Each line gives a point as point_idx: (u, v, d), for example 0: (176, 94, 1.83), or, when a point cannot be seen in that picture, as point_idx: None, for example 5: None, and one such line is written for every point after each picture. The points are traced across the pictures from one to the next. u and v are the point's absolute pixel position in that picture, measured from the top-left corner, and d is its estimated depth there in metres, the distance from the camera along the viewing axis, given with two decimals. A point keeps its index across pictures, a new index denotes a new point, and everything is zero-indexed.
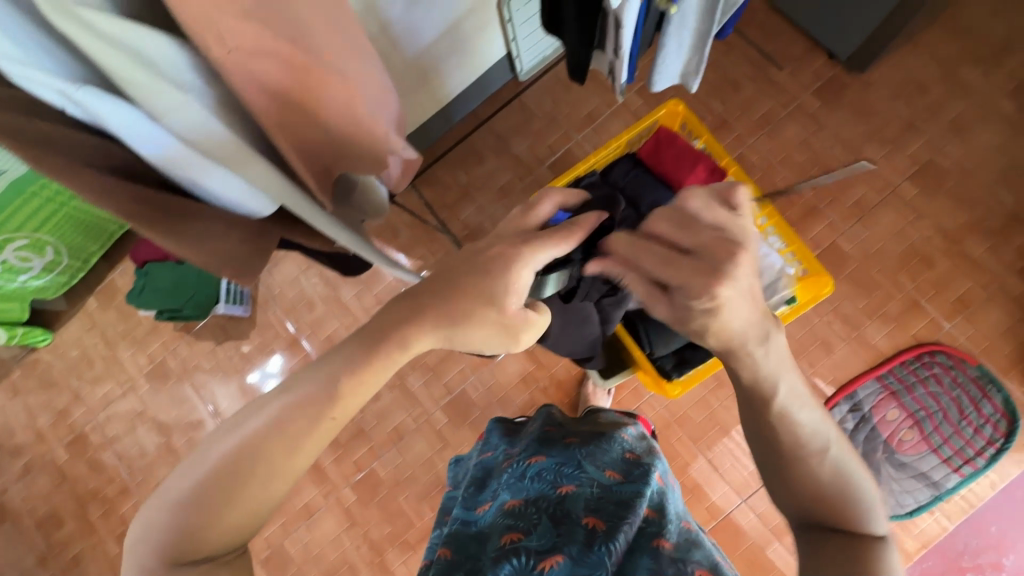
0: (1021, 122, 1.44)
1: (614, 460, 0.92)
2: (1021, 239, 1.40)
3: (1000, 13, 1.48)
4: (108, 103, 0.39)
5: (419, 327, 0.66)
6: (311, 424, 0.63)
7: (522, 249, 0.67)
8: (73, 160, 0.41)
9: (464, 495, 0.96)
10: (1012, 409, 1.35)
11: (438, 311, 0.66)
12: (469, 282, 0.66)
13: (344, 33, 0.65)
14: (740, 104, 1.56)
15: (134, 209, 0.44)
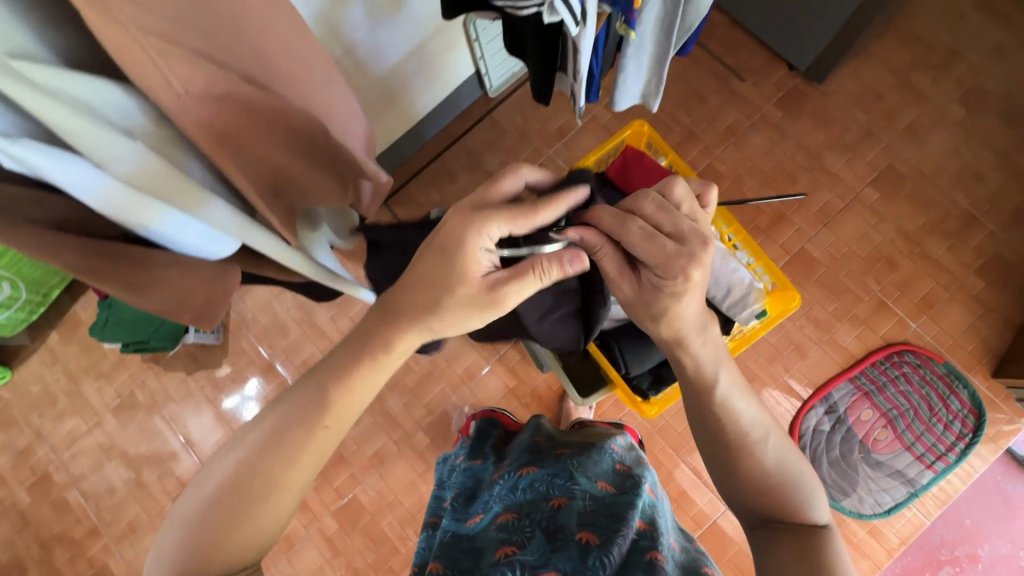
0: (971, 126, 1.50)
1: (606, 471, 0.90)
2: (977, 239, 1.45)
3: (946, 23, 1.55)
4: (54, 159, 0.37)
5: (406, 329, 0.68)
6: (308, 435, 0.65)
7: (476, 219, 0.65)
8: (13, 219, 0.38)
9: (453, 506, 0.96)
10: (978, 404, 1.39)
11: (417, 311, 0.67)
12: (440, 273, 0.65)
13: (301, 63, 0.63)
14: (706, 115, 1.60)
15: (86, 264, 0.42)
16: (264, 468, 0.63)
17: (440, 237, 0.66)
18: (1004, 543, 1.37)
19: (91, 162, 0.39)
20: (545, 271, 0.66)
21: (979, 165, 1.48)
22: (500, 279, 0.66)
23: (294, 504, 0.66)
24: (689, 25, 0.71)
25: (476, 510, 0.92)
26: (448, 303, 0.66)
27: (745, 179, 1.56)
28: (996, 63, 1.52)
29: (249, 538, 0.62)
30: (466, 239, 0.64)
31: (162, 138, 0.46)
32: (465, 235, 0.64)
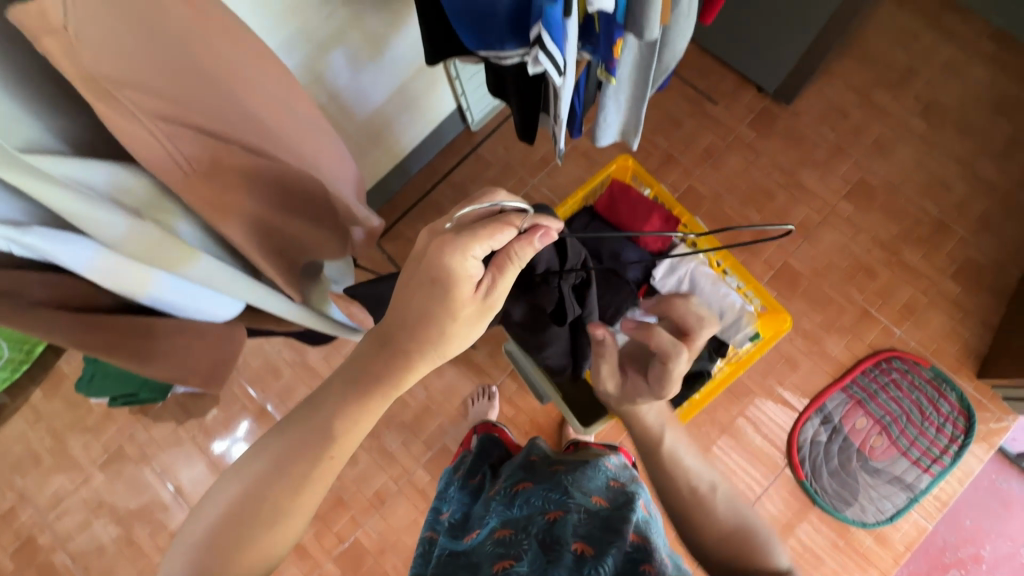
0: (934, 138, 1.57)
1: (600, 486, 0.86)
2: (950, 245, 1.51)
3: (901, 43, 1.63)
4: (68, 244, 0.38)
5: (394, 363, 0.65)
6: (310, 466, 0.61)
7: (461, 238, 0.62)
8: (29, 304, 0.39)
9: (450, 526, 0.95)
10: (966, 405, 1.42)
11: (404, 344, 0.65)
12: (425, 303, 0.63)
13: (294, 119, 0.65)
14: (682, 139, 1.65)
15: (92, 340, 0.44)
16: (260, 492, 0.60)
17: (419, 265, 0.64)
18: (1004, 543, 1.38)
19: (96, 242, 0.40)
20: (518, 254, 0.67)
21: (945, 174, 1.55)
22: (489, 283, 0.66)
23: (296, 532, 0.63)
24: (665, 66, 0.74)
25: (475, 524, 0.91)
26: (434, 327, 0.64)
27: (725, 198, 1.60)
28: (952, 78, 1.60)
29: (254, 563, 0.59)
30: (453, 264, 0.62)
31: (160, 207, 0.47)
32: (448, 260, 0.62)
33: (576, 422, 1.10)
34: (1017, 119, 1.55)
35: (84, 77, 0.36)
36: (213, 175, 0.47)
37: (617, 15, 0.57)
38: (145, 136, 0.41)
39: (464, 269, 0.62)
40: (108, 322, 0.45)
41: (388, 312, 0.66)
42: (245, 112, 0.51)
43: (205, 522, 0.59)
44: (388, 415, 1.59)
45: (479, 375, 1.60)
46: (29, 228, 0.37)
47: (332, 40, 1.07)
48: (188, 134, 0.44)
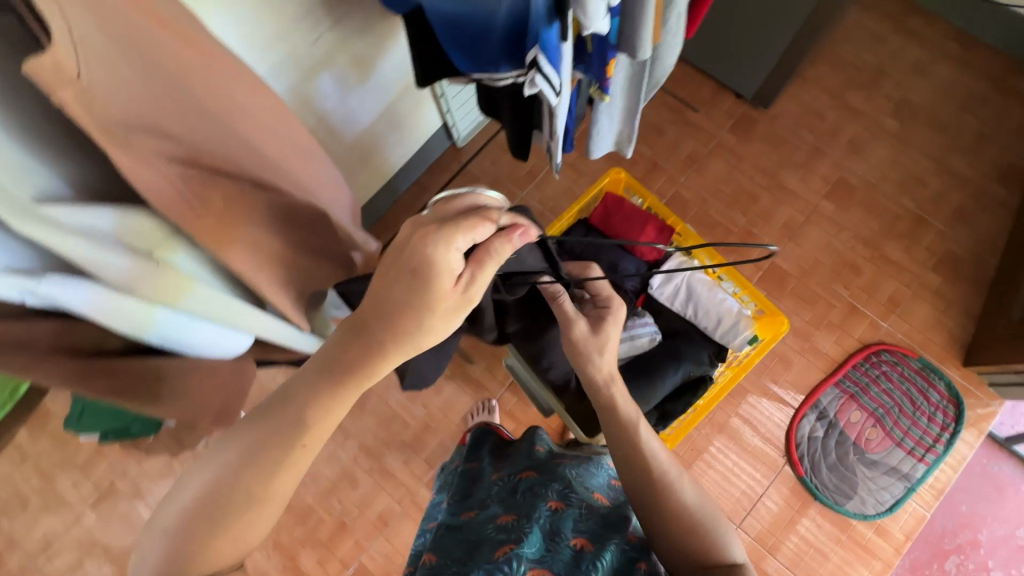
0: (906, 136, 1.63)
1: (600, 483, 0.86)
2: (928, 238, 1.56)
3: (870, 46, 1.69)
4: (85, 291, 0.37)
5: (366, 354, 0.56)
6: (280, 456, 0.56)
7: (439, 230, 0.55)
8: (45, 353, 0.39)
9: (450, 504, 0.96)
10: (955, 393, 1.46)
11: (378, 335, 0.56)
12: (402, 290, 0.55)
13: (292, 148, 0.65)
14: (666, 146, 1.68)
15: (107, 386, 0.44)
16: (228, 481, 0.55)
17: (403, 247, 0.56)
18: (999, 526, 1.42)
19: (104, 285, 0.39)
20: (499, 251, 0.59)
21: (919, 171, 1.60)
22: (470, 276, 0.58)
23: (274, 520, 0.59)
24: (655, 81, 0.76)
25: (474, 505, 0.91)
26: (410, 317, 0.56)
27: (710, 202, 1.63)
28: (919, 78, 1.66)
29: (230, 548, 0.56)
30: (435, 253, 0.54)
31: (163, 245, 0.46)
32: (430, 248, 0.54)
33: (580, 430, 1.11)
34: (983, 115, 1.61)
35: (101, 129, 0.36)
36: (219, 214, 0.49)
37: (611, 36, 0.59)
38: (157, 181, 0.42)
39: (447, 261, 0.55)
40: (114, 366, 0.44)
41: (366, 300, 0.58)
42: (247, 143, 0.51)
43: (178, 504, 0.56)
44: (388, 434, 1.58)
45: (478, 390, 1.60)
46: (41, 276, 0.36)
47: (320, 64, 1.07)
48: (192, 173, 0.46)
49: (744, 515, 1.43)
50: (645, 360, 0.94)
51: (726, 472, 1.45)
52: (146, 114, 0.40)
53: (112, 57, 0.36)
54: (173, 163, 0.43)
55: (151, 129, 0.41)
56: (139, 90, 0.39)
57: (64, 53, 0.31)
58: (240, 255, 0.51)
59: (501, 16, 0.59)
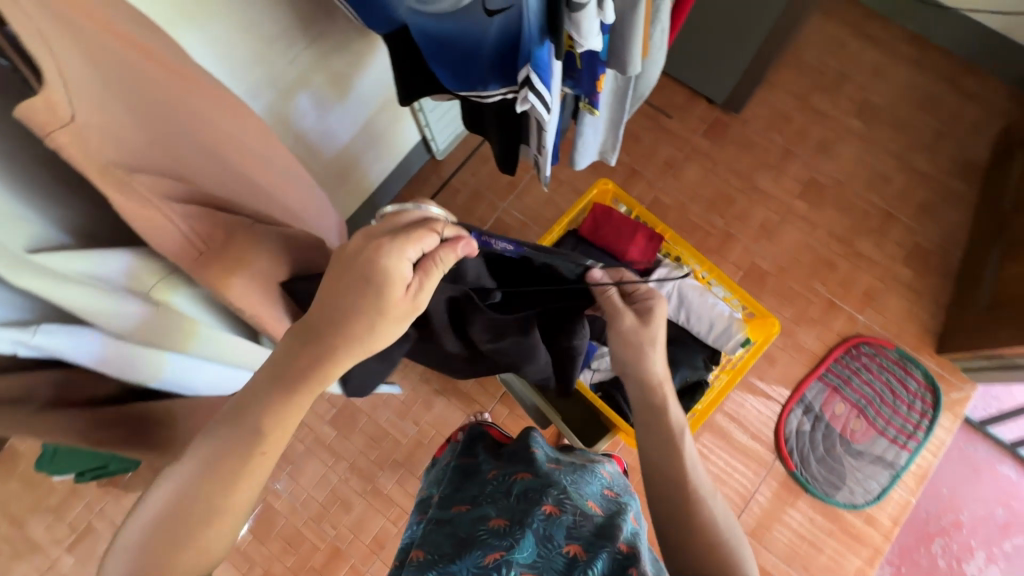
0: (870, 135, 1.69)
1: (595, 494, 0.85)
2: (897, 232, 1.62)
3: (832, 51, 1.76)
4: (71, 338, 0.40)
5: (313, 355, 0.53)
6: (239, 463, 0.51)
7: (390, 243, 0.54)
8: (41, 406, 0.41)
9: (441, 496, 0.94)
10: (931, 381, 1.52)
11: (325, 337, 0.53)
12: (351, 295, 0.54)
13: (271, 176, 0.65)
14: (643, 152, 1.71)
15: (103, 436, 0.45)
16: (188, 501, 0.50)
17: (348, 250, 0.55)
18: (978, 506, 1.47)
19: (97, 331, 0.41)
20: (443, 259, 0.58)
21: (884, 168, 1.67)
22: (418, 282, 0.57)
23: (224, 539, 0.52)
24: (640, 94, 0.77)
25: (465, 498, 0.89)
26: (358, 319, 0.54)
27: (689, 206, 1.67)
28: (879, 80, 1.73)
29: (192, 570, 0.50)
30: (388, 262, 0.54)
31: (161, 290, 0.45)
32: (378, 251, 0.53)
33: (578, 439, 1.11)
34: (940, 113, 1.69)
35: (100, 168, 0.38)
36: (226, 252, 0.47)
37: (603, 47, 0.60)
38: (162, 221, 0.42)
39: (396, 268, 0.54)
40: (112, 412, 0.46)
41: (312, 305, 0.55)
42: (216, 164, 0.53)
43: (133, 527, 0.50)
44: (380, 455, 1.55)
45: (470, 404, 1.58)
46: (36, 327, 0.38)
47: (296, 85, 1.06)
48: (196, 213, 0.45)
49: (739, 513, 1.44)
50: None
51: (720, 472, 1.47)
52: (133, 147, 0.42)
53: (92, 90, 0.38)
54: (176, 203, 0.43)
55: (145, 173, 0.42)
56: (124, 123, 0.41)
57: (56, 93, 0.34)
58: (247, 288, 0.50)
59: (492, 37, 0.60)
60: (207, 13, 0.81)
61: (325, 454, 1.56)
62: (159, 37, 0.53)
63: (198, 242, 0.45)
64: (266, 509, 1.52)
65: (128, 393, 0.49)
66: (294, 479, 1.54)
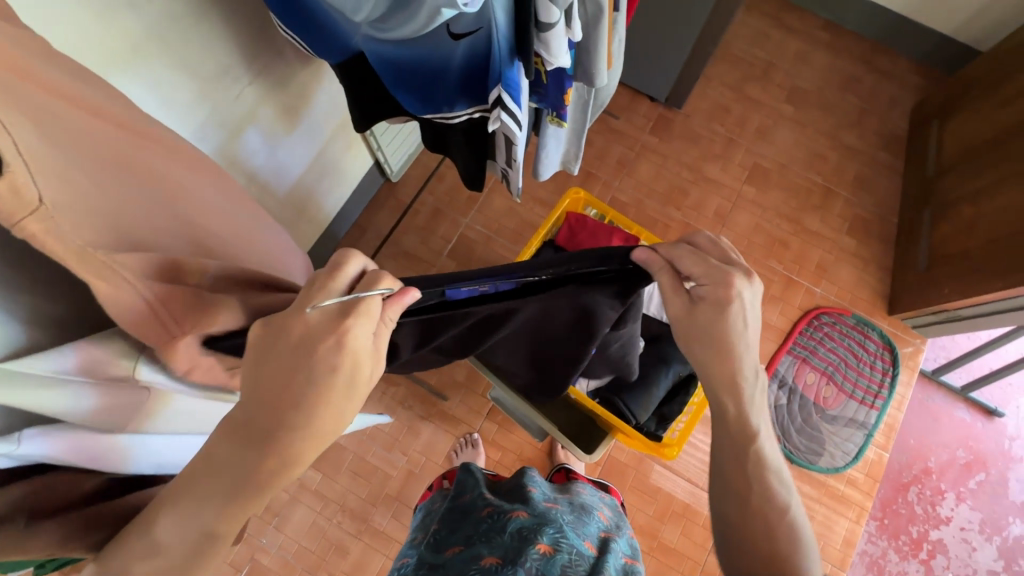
0: (803, 118, 1.80)
1: (589, 533, 0.86)
2: (838, 207, 1.72)
3: (758, 42, 1.86)
4: (45, 442, 0.46)
5: (279, 452, 0.47)
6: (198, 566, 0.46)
7: (348, 319, 0.48)
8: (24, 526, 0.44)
9: (432, 538, 0.91)
10: (888, 341, 1.62)
11: (287, 430, 0.47)
12: (304, 384, 0.47)
13: (234, 230, 0.62)
14: (596, 155, 1.75)
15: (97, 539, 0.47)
16: None
17: (293, 331, 0.48)
18: (943, 451, 1.58)
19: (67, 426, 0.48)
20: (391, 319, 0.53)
21: (819, 148, 1.77)
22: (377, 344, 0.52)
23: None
24: (601, 101, 0.78)
25: (459, 539, 0.86)
26: (325, 402, 0.48)
27: (646, 202, 1.71)
28: (804, 66, 1.85)
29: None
30: (356, 345, 0.48)
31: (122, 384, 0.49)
32: (345, 333, 0.48)
33: (578, 449, 1.09)
34: (860, 92, 1.82)
35: (76, 253, 0.37)
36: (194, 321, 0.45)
37: (574, 57, 0.61)
38: (139, 301, 0.41)
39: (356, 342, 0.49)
40: (84, 518, 0.48)
41: (249, 394, 0.47)
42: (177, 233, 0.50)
43: None
44: (372, 492, 1.50)
45: (457, 426, 1.55)
46: (19, 437, 0.45)
47: (243, 121, 1.01)
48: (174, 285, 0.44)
49: None
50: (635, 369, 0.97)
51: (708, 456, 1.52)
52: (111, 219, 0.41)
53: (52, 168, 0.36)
54: (157, 278, 0.43)
55: (123, 249, 0.42)
56: (91, 198, 0.40)
57: (20, 177, 0.33)
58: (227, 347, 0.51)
59: (456, 60, 0.60)
60: (142, 55, 0.76)
61: (312, 499, 1.49)
62: (105, 91, 0.50)
63: (169, 317, 0.44)
64: (254, 567, 1.44)
65: (105, 491, 0.53)
66: (281, 532, 1.46)
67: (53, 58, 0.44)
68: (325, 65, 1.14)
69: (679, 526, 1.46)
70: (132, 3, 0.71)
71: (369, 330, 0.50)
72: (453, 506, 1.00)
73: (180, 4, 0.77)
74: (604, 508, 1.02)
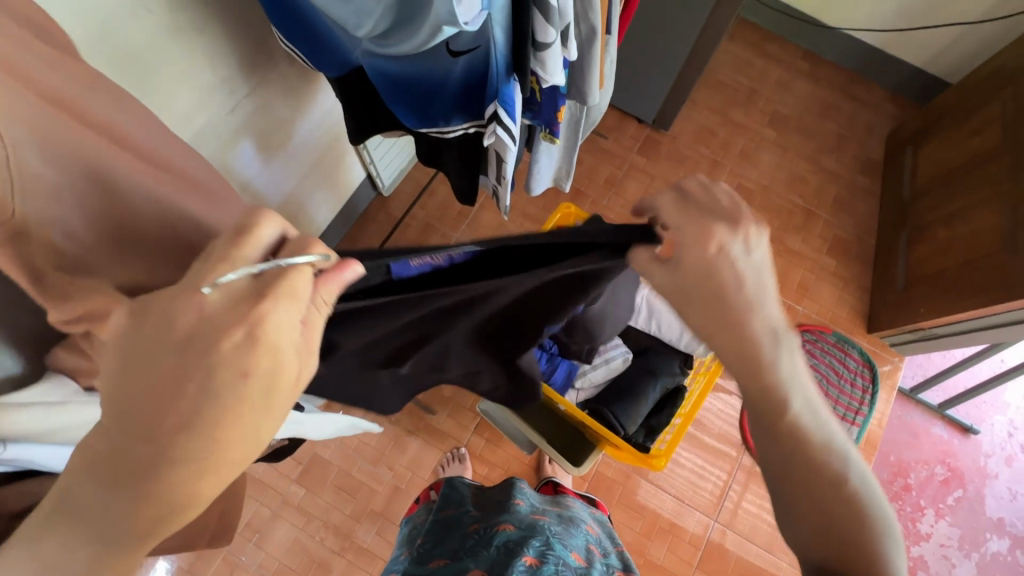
0: (784, 142, 1.87)
1: (578, 546, 0.85)
2: (819, 227, 1.78)
3: (741, 69, 1.94)
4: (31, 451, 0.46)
5: (169, 478, 0.40)
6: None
7: (258, 307, 0.39)
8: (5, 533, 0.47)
9: (417, 552, 0.90)
10: (867, 358, 1.63)
11: (171, 453, 0.39)
12: (193, 399, 0.39)
13: None
14: (585, 173, 1.79)
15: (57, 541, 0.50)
16: None
17: (185, 318, 0.39)
18: (922, 468, 1.61)
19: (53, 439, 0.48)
20: (325, 299, 0.45)
21: (800, 171, 1.84)
22: (301, 339, 0.43)
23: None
24: (593, 120, 0.81)
25: (444, 552, 0.86)
26: (231, 411, 0.40)
27: None
28: (785, 93, 1.92)
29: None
30: (268, 339, 0.40)
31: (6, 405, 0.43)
32: (252, 324, 0.39)
33: (566, 462, 1.08)
34: (839, 119, 1.90)
35: None
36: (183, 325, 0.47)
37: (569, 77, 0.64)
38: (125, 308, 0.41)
39: (262, 343, 0.40)
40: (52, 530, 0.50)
41: (117, 410, 0.39)
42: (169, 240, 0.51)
43: None
44: (356, 508, 1.47)
45: (445, 441, 1.54)
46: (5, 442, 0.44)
47: (237, 132, 1.02)
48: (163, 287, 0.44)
49: (720, 508, 1.50)
50: (624, 382, 0.99)
51: (694, 471, 1.53)
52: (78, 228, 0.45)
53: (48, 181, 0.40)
54: None
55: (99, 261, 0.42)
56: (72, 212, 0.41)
57: None
58: None
59: (454, 77, 0.62)
60: (144, 66, 0.77)
61: (294, 516, 1.46)
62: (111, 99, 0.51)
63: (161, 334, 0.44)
64: None
65: None
66: (261, 549, 1.42)
67: (61, 65, 0.45)
68: (321, 79, 1.17)
69: (666, 542, 1.46)
70: (135, 14, 0.72)
71: (291, 317, 0.41)
72: (437, 520, 0.99)
73: (183, 17, 0.79)
74: (593, 522, 1.02)
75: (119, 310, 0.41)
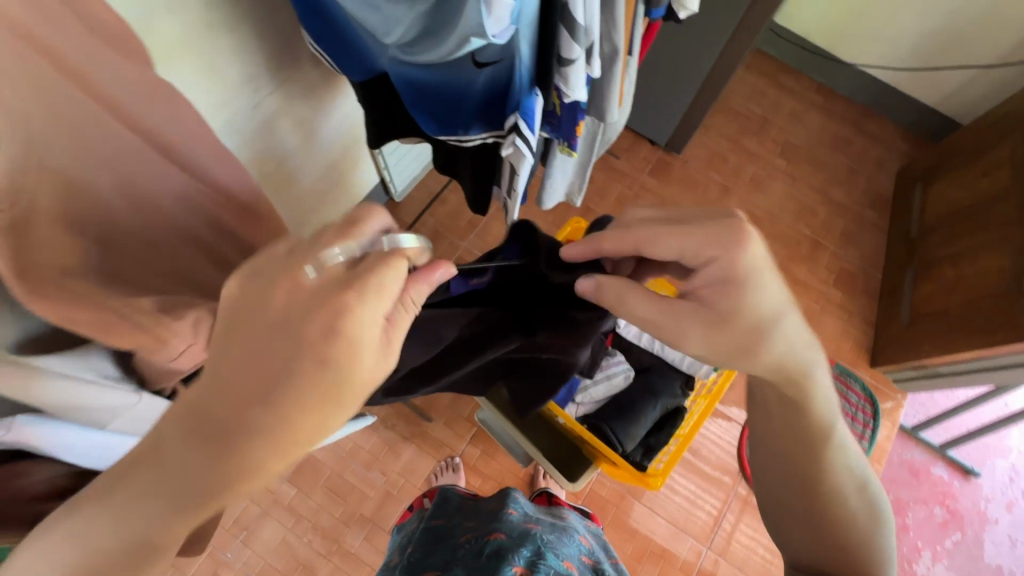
0: (794, 172, 1.88)
1: (571, 555, 0.85)
2: (825, 259, 1.78)
3: (755, 98, 1.96)
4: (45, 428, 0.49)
5: (252, 451, 0.43)
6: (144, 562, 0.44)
7: (351, 295, 0.45)
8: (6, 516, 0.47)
9: (407, 561, 0.89)
10: (869, 393, 1.61)
11: (257, 422, 0.43)
12: (301, 373, 0.43)
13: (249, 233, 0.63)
14: (596, 191, 1.80)
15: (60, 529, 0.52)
16: None
17: (290, 299, 0.44)
18: (920, 508, 1.58)
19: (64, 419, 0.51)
20: (414, 300, 0.52)
21: (809, 202, 1.85)
22: (387, 339, 0.49)
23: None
24: (608, 138, 0.82)
25: (434, 563, 0.85)
26: (314, 395, 0.44)
27: None
28: (797, 124, 1.94)
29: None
30: (356, 327, 0.45)
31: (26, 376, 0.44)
32: (347, 309, 0.44)
33: (560, 477, 1.08)
34: (850, 153, 1.91)
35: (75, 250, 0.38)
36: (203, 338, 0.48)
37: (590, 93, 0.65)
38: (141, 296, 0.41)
39: (364, 333, 0.45)
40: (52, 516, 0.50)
41: (215, 380, 0.43)
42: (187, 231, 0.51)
43: None
44: (346, 511, 1.46)
45: (439, 449, 1.53)
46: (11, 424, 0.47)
47: (261, 127, 1.04)
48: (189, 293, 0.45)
49: (713, 536, 1.48)
50: (624, 399, 0.99)
51: (689, 496, 1.52)
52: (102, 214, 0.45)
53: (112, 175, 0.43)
54: None
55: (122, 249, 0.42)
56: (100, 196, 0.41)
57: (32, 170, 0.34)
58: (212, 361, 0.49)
59: (477, 87, 0.63)
60: (175, 54, 0.79)
61: (284, 515, 1.44)
62: None
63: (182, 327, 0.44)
64: None
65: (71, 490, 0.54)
66: (247, 548, 1.41)
67: None
68: (344, 82, 1.19)
69: (657, 567, 1.44)
70: (170, 11, 0.74)
71: (373, 317, 0.46)
72: (428, 529, 0.98)
73: (217, 15, 0.81)
74: (589, 533, 1.02)
75: (231, 278, 0.46)
